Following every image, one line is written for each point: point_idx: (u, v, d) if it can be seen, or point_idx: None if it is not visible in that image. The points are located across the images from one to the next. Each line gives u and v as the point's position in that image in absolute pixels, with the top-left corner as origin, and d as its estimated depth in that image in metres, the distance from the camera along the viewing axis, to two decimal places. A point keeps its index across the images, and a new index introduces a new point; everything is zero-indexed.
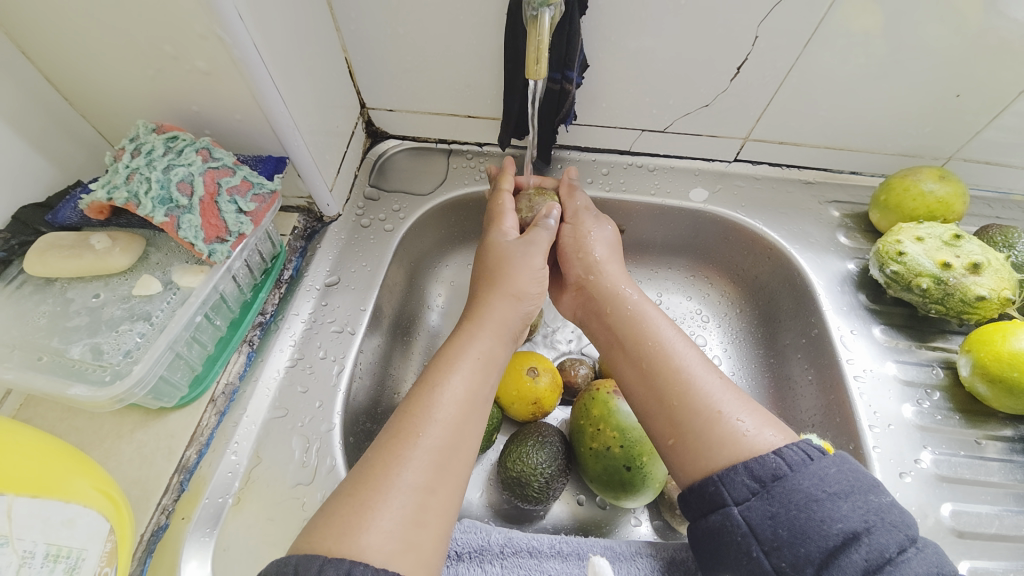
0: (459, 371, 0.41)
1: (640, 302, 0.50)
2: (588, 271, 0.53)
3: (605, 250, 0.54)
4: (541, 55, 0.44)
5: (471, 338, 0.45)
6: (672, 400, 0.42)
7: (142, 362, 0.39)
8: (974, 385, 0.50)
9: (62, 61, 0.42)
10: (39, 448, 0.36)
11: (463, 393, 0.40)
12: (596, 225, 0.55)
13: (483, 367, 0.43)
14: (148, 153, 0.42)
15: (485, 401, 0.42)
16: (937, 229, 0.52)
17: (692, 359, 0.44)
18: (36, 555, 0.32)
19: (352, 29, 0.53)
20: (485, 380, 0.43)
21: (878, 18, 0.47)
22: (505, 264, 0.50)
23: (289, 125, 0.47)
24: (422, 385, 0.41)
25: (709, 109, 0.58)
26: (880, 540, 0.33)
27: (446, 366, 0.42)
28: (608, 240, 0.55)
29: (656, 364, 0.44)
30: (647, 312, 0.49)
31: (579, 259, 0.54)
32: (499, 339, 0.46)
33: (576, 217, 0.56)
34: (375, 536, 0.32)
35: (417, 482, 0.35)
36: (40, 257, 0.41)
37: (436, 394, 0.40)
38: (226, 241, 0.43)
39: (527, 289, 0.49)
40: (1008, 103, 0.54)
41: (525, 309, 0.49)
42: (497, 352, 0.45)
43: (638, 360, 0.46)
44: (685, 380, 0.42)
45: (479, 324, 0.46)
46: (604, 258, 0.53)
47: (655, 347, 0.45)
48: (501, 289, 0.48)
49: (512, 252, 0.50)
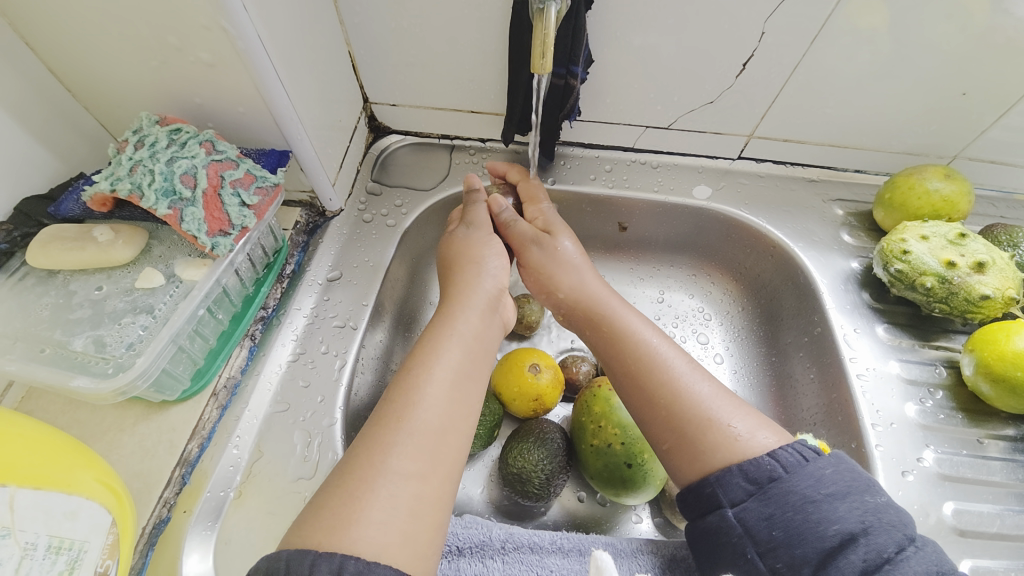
0: (441, 355, 0.41)
1: (619, 312, 0.49)
2: (558, 302, 0.53)
3: (564, 273, 0.53)
4: (546, 49, 0.44)
5: (448, 321, 0.45)
6: (662, 413, 0.42)
7: (145, 355, 0.39)
8: (978, 385, 0.50)
9: (65, 52, 0.42)
10: (41, 440, 0.36)
11: (444, 373, 0.40)
12: (549, 254, 0.54)
13: (463, 347, 0.43)
14: (151, 145, 0.42)
15: (468, 373, 0.42)
16: (942, 228, 0.52)
17: (680, 369, 0.43)
18: (39, 547, 0.32)
19: (356, 22, 0.53)
20: (468, 358, 0.43)
21: (886, 16, 0.47)
22: (460, 250, 0.53)
23: (293, 119, 0.46)
24: (404, 369, 0.41)
25: (714, 106, 0.58)
26: (878, 541, 0.33)
27: (427, 350, 0.42)
28: (567, 259, 0.53)
29: (641, 379, 0.44)
30: (625, 323, 0.48)
31: (546, 296, 0.54)
32: (478, 312, 0.47)
33: (527, 254, 0.55)
34: (365, 528, 0.32)
35: (406, 470, 0.35)
36: (43, 249, 0.41)
37: (417, 377, 0.40)
38: (228, 235, 0.43)
39: (489, 258, 0.51)
40: (1014, 102, 0.53)
41: (493, 276, 0.50)
42: (479, 330, 0.46)
43: (623, 380, 0.45)
44: (671, 393, 0.42)
45: (458, 304, 0.47)
46: (567, 285, 0.52)
47: (633, 367, 0.45)
48: (463, 266, 0.51)
49: (475, 248, 0.52)
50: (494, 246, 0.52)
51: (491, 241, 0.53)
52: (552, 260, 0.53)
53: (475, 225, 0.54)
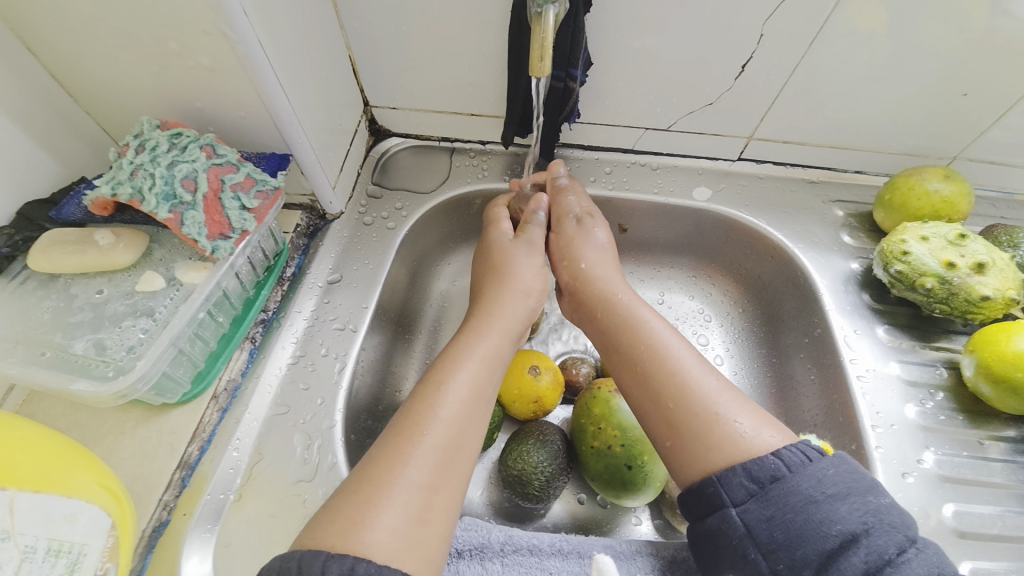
0: (465, 369, 0.41)
1: (633, 303, 0.49)
2: (575, 276, 0.54)
3: (592, 252, 0.54)
4: (545, 52, 0.45)
5: (477, 336, 0.45)
6: (668, 402, 0.42)
7: (145, 358, 0.39)
8: (978, 386, 0.50)
9: (66, 57, 0.42)
10: (41, 444, 0.36)
11: (466, 388, 0.40)
12: (584, 231, 0.55)
13: (488, 364, 0.43)
14: (152, 149, 0.42)
15: (486, 398, 0.42)
16: (942, 229, 0.52)
17: (689, 361, 0.44)
18: (39, 549, 0.32)
19: (356, 26, 0.53)
20: (489, 376, 0.43)
21: (884, 17, 0.47)
22: (497, 257, 0.53)
23: (292, 122, 0.47)
24: (429, 382, 0.41)
25: (713, 108, 0.58)
26: (878, 542, 0.32)
27: (452, 363, 0.42)
28: (596, 242, 0.55)
29: (650, 369, 0.44)
30: (639, 313, 0.48)
31: (566, 266, 0.55)
32: (508, 335, 0.47)
33: (562, 225, 0.56)
34: (378, 534, 0.32)
35: (421, 480, 0.35)
36: (44, 253, 0.42)
37: (441, 391, 0.40)
38: (228, 238, 0.43)
39: (522, 279, 0.51)
40: (1013, 103, 0.53)
41: (529, 305, 0.50)
42: (503, 349, 0.46)
43: (631, 364, 0.46)
44: (680, 384, 0.42)
45: (486, 320, 0.47)
46: (590, 260, 0.53)
47: (644, 355, 0.45)
48: (496, 280, 0.51)
49: (513, 262, 0.53)
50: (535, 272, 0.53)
51: (528, 261, 0.53)
52: (585, 236, 0.55)
53: (531, 246, 0.54)
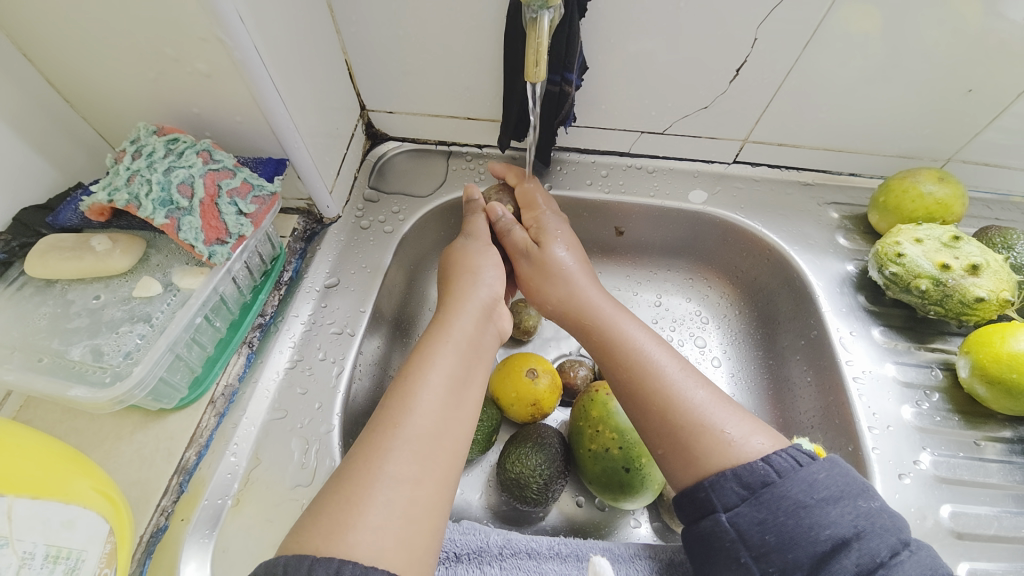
0: (436, 362, 0.41)
1: (613, 319, 0.49)
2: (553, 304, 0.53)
3: (558, 283, 0.52)
4: (541, 57, 0.44)
5: (444, 328, 0.45)
6: (658, 418, 0.42)
7: (142, 364, 0.39)
8: (973, 387, 0.50)
9: (63, 63, 0.42)
10: (39, 450, 0.36)
11: (439, 378, 0.40)
12: (539, 265, 0.53)
13: (459, 354, 0.43)
14: (148, 155, 0.42)
15: (463, 385, 0.42)
16: (936, 230, 0.52)
17: (673, 374, 0.44)
18: (36, 556, 0.32)
19: (353, 31, 0.53)
20: (462, 365, 0.43)
21: (877, 21, 0.48)
22: (457, 259, 0.53)
23: (290, 128, 0.47)
24: (401, 378, 0.41)
25: (709, 111, 0.58)
26: (871, 545, 0.33)
27: (422, 356, 0.42)
28: (557, 266, 0.53)
29: (636, 385, 0.44)
30: (621, 329, 0.48)
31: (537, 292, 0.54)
32: (473, 320, 0.47)
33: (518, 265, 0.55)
34: (363, 534, 0.32)
35: (402, 475, 0.35)
36: (41, 259, 0.42)
37: (414, 384, 0.40)
38: (226, 243, 0.43)
39: (485, 269, 0.51)
40: (1007, 105, 0.54)
41: (488, 285, 0.50)
42: (472, 335, 0.46)
43: (617, 384, 0.46)
44: (666, 398, 0.42)
45: (453, 312, 0.47)
46: (558, 296, 0.52)
47: (626, 373, 0.45)
48: (458, 273, 0.51)
49: (474, 257, 0.52)
50: (490, 258, 0.52)
51: (488, 251, 0.53)
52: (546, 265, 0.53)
53: (473, 236, 0.55)
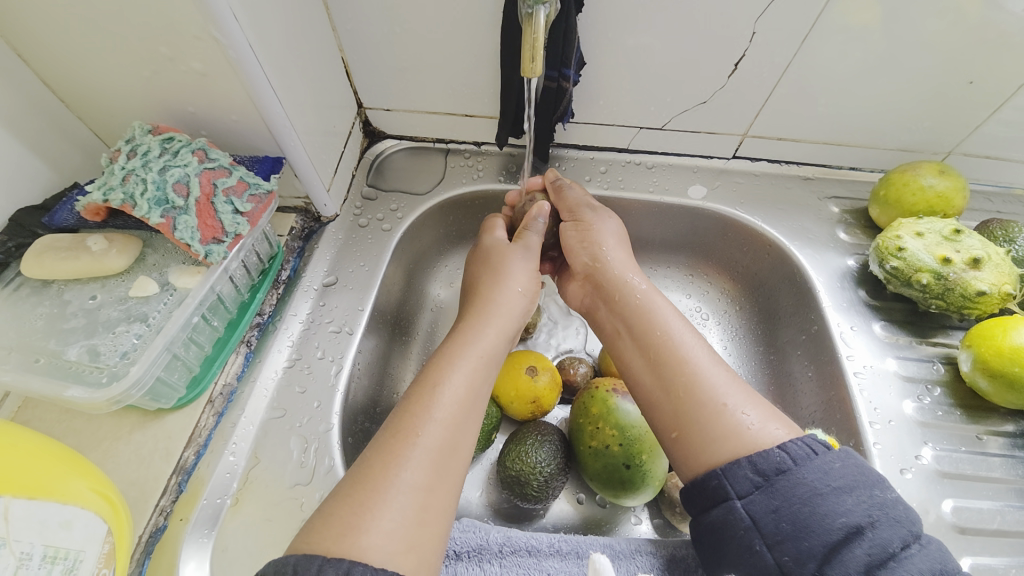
0: (459, 371, 0.41)
1: (648, 292, 0.49)
2: (593, 260, 0.53)
3: (609, 239, 0.54)
4: (537, 52, 0.44)
5: (473, 336, 0.45)
6: (677, 389, 0.42)
7: (139, 364, 0.39)
8: (975, 380, 0.50)
9: (57, 62, 0.42)
10: (36, 450, 0.36)
11: (461, 390, 0.40)
12: (599, 218, 0.55)
13: (484, 367, 0.43)
14: (143, 154, 0.42)
15: (482, 399, 0.42)
16: (937, 224, 0.52)
17: (698, 351, 0.43)
18: (34, 556, 0.32)
19: (349, 28, 0.53)
20: (485, 376, 0.43)
21: (876, 13, 0.47)
22: (500, 255, 0.53)
23: (286, 126, 0.47)
24: (425, 382, 0.41)
25: (707, 106, 0.58)
26: (883, 535, 0.33)
27: (447, 363, 0.42)
28: (608, 230, 0.54)
29: (662, 358, 0.44)
30: (655, 302, 0.48)
31: (584, 249, 0.54)
32: (504, 337, 0.47)
33: (578, 213, 0.56)
34: (375, 536, 0.32)
35: (417, 482, 0.35)
36: (37, 260, 0.42)
37: (436, 393, 0.39)
38: (222, 242, 0.43)
39: (520, 282, 0.51)
40: (1008, 96, 0.53)
41: (524, 293, 0.51)
42: (499, 350, 0.46)
43: (643, 351, 0.46)
44: (692, 372, 0.42)
45: (483, 319, 0.47)
46: (610, 246, 0.53)
47: (655, 343, 0.45)
48: (496, 274, 0.51)
49: (516, 254, 0.53)
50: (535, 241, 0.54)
51: (530, 253, 0.53)
52: (600, 224, 0.54)
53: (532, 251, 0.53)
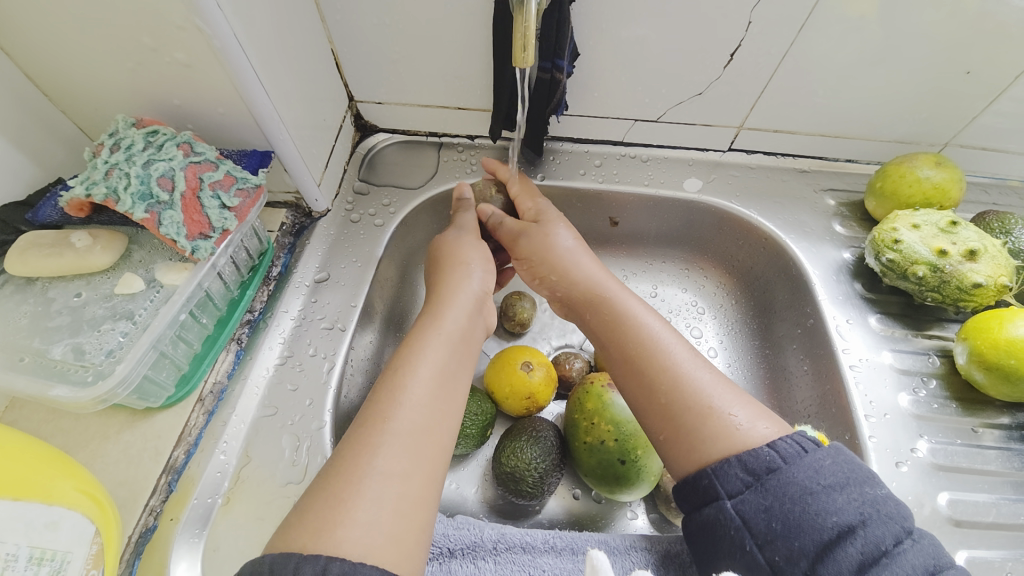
0: (425, 355, 0.41)
1: (619, 297, 0.49)
2: (556, 289, 0.52)
3: (558, 260, 0.52)
4: (528, 42, 0.43)
5: (437, 320, 0.44)
6: (662, 397, 0.41)
7: (125, 362, 0.38)
8: (971, 373, 0.49)
9: (38, 55, 0.41)
10: (21, 451, 0.35)
11: (430, 374, 0.40)
12: (539, 242, 0.53)
13: (449, 349, 0.43)
14: (127, 148, 0.41)
15: (453, 379, 0.41)
16: (933, 216, 0.52)
17: (680, 354, 0.43)
18: (20, 558, 0.31)
19: (338, 19, 0.52)
20: (453, 359, 0.42)
21: (874, 2, 0.47)
22: (446, 251, 0.52)
23: (274, 118, 0.46)
24: (391, 370, 0.40)
25: (703, 98, 0.57)
26: (875, 533, 0.32)
27: (411, 349, 0.41)
28: (557, 245, 0.52)
29: (643, 364, 0.43)
30: (628, 306, 0.47)
31: (542, 283, 0.54)
32: (465, 313, 0.46)
33: (517, 245, 0.54)
34: (351, 529, 0.32)
35: (391, 470, 0.34)
36: (20, 257, 0.41)
37: (402, 378, 0.39)
38: (209, 238, 0.42)
39: (472, 259, 0.51)
40: (1005, 87, 0.53)
41: (478, 275, 0.50)
42: (464, 329, 0.45)
43: (622, 364, 0.45)
44: (672, 378, 0.42)
45: (444, 304, 0.46)
46: (559, 271, 0.52)
47: (633, 351, 0.45)
48: (450, 266, 0.50)
49: (467, 247, 0.52)
50: (478, 250, 0.52)
51: (476, 243, 0.53)
52: (544, 244, 0.52)
53: (464, 229, 0.54)
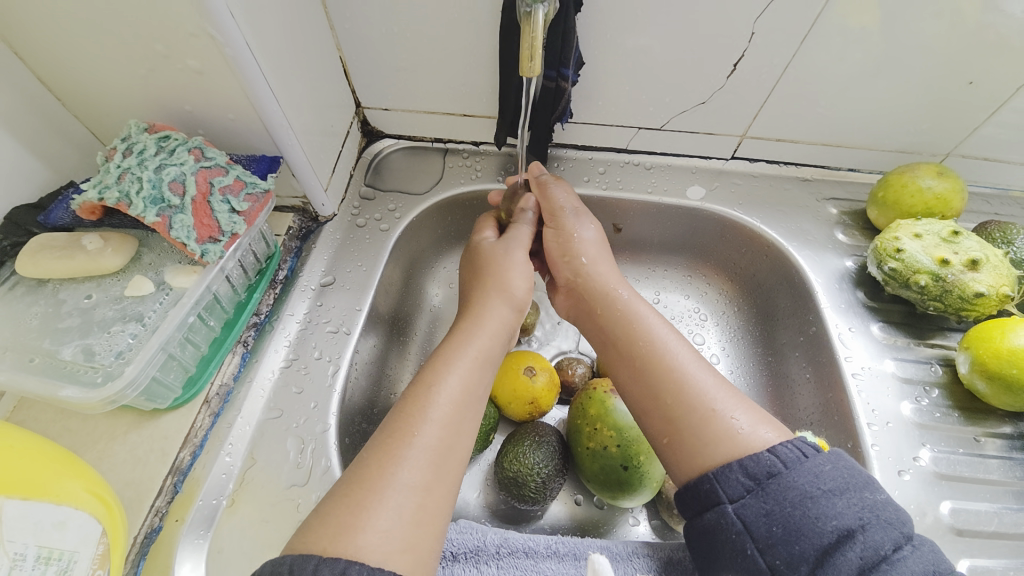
0: (455, 370, 0.41)
1: (631, 300, 0.49)
2: (576, 272, 0.52)
3: (591, 248, 0.53)
4: (535, 52, 0.44)
5: (468, 338, 0.44)
6: (666, 398, 0.42)
7: (134, 364, 0.39)
8: (973, 382, 0.50)
9: (53, 60, 0.42)
10: (30, 450, 0.36)
11: (457, 389, 0.40)
12: (579, 224, 0.54)
13: (477, 364, 0.43)
14: (139, 152, 0.41)
15: (477, 397, 0.41)
16: (935, 226, 0.52)
17: (684, 355, 0.44)
18: (28, 557, 0.31)
19: (348, 27, 0.53)
20: (479, 376, 0.42)
21: (876, 14, 0.47)
22: (492, 257, 0.52)
23: (282, 124, 0.46)
24: (420, 383, 0.40)
25: (706, 107, 0.58)
26: (874, 538, 0.32)
27: (443, 363, 0.42)
28: (591, 241, 0.54)
29: (650, 365, 0.44)
30: (638, 309, 0.48)
31: (565, 262, 0.53)
32: (495, 341, 0.46)
33: (559, 219, 0.54)
34: (371, 535, 0.32)
35: (415, 481, 0.35)
36: (32, 258, 0.41)
37: (432, 392, 0.39)
38: (218, 242, 0.43)
39: (517, 287, 0.50)
40: (1006, 98, 0.53)
41: (513, 305, 0.49)
42: (490, 350, 0.45)
43: (630, 363, 0.45)
44: (678, 379, 0.42)
45: (475, 323, 0.46)
46: (590, 255, 0.52)
47: (643, 351, 0.45)
48: (493, 286, 0.50)
49: (507, 262, 0.51)
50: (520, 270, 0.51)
51: (521, 265, 0.52)
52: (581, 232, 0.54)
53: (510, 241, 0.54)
